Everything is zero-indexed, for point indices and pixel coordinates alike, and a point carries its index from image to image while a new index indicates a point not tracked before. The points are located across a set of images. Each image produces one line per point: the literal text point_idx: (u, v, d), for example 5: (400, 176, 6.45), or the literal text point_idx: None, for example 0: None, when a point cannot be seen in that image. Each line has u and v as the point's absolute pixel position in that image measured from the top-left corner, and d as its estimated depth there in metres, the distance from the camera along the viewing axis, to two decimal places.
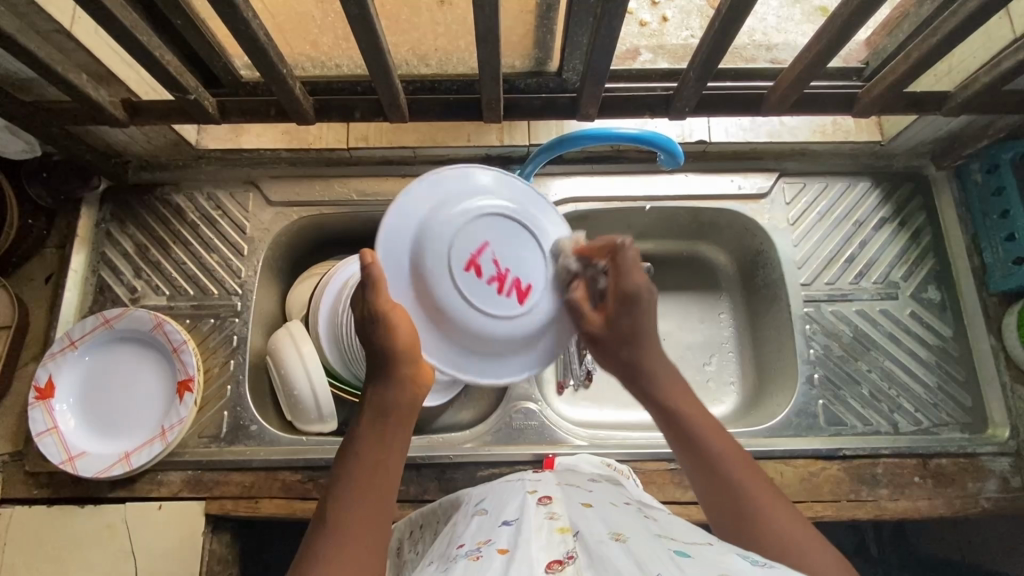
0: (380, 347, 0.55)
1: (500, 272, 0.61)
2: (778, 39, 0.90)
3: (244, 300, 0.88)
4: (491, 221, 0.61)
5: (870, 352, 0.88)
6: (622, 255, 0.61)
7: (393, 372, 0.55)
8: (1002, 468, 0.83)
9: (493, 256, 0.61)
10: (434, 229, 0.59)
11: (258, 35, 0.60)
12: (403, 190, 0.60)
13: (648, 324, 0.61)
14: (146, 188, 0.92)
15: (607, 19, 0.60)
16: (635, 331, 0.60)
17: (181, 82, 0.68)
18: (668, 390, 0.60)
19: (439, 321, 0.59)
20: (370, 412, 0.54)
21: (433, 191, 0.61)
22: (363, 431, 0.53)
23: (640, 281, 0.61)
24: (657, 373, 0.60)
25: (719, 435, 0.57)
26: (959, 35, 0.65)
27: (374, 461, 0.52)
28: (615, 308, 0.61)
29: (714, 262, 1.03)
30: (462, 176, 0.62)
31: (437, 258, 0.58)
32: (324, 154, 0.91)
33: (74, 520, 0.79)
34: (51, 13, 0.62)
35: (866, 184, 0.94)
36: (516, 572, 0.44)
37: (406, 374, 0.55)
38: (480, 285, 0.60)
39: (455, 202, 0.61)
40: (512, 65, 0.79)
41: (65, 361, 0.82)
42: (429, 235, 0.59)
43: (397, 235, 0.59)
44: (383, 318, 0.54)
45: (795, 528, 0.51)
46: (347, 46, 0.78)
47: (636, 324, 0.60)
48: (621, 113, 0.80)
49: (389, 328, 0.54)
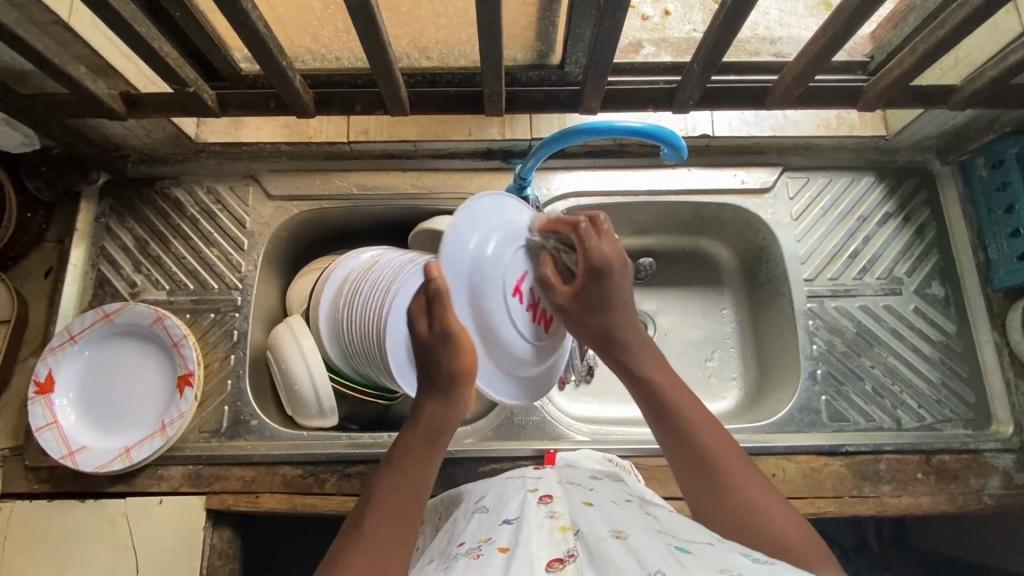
0: (447, 365, 0.61)
1: (535, 302, 0.70)
2: (781, 33, 0.89)
3: (245, 294, 0.88)
4: (531, 253, 0.70)
5: (873, 347, 0.88)
6: (582, 230, 0.66)
7: (449, 393, 0.61)
8: (1005, 464, 0.82)
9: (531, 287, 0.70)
10: (485, 260, 0.66)
11: (257, 27, 0.59)
12: (452, 217, 0.65)
13: (619, 295, 0.66)
14: (145, 182, 0.91)
15: (611, 11, 0.59)
16: (603, 300, 0.65)
17: (181, 75, 0.67)
18: (644, 365, 0.65)
19: (490, 341, 0.67)
20: (422, 432, 0.60)
21: (475, 220, 0.67)
22: (410, 447, 0.59)
23: (609, 256, 0.65)
24: (631, 347, 0.66)
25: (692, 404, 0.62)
26: (968, 27, 0.64)
27: (411, 479, 0.57)
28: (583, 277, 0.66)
29: (717, 257, 1.02)
30: (495, 204, 0.69)
31: (494, 284, 0.66)
32: (324, 148, 0.91)
33: (74, 514, 0.78)
34: (49, 5, 0.61)
35: (870, 179, 0.93)
36: (517, 571, 0.44)
37: (464, 397, 0.62)
38: (522, 313, 0.68)
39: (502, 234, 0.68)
40: (513, 57, 0.79)
41: (66, 355, 0.82)
42: (479, 265, 0.66)
43: (454, 255, 0.65)
44: (451, 334, 0.61)
45: (759, 494, 0.55)
46: (347, 39, 0.77)
47: (604, 296, 0.65)
48: (623, 106, 0.79)
49: (453, 345, 0.61)
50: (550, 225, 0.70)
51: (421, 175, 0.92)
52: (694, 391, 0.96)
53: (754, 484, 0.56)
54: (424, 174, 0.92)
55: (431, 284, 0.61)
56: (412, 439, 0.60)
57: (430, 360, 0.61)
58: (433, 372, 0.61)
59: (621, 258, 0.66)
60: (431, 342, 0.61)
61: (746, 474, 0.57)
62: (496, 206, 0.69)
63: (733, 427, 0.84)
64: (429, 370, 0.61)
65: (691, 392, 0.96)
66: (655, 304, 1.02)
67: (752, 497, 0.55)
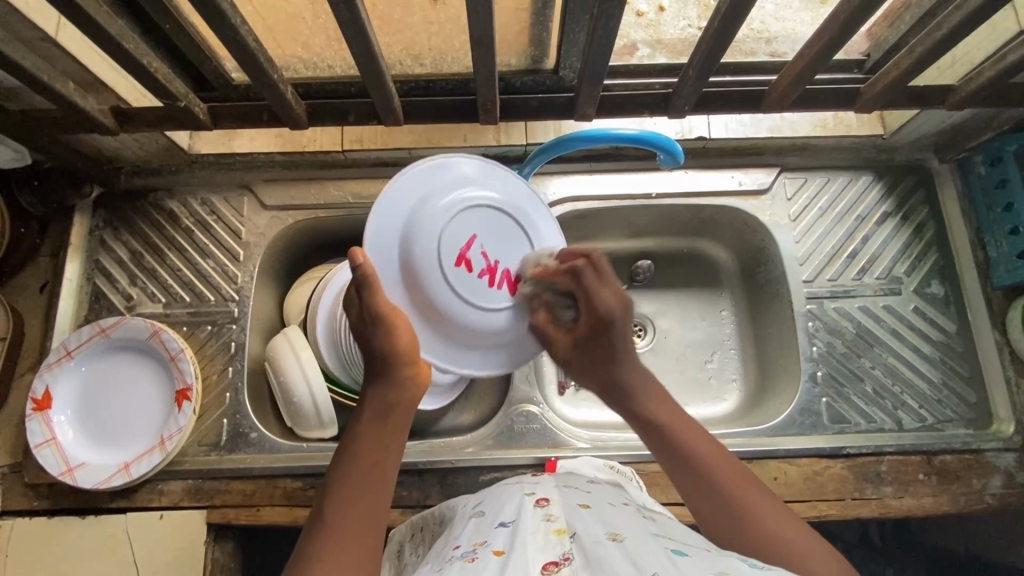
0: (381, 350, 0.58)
1: (488, 265, 0.65)
2: (776, 29, 0.88)
3: (241, 306, 0.87)
4: (472, 212, 0.65)
5: (873, 348, 0.88)
6: (586, 279, 0.65)
7: (389, 372, 0.58)
8: (1007, 463, 0.82)
9: (481, 249, 0.65)
10: (422, 226, 0.62)
11: (247, 41, 0.59)
12: (377, 198, 0.62)
13: (619, 343, 0.66)
14: (139, 194, 0.90)
15: (604, 19, 0.59)
16: (610, 354, 0.66)
17: (170, 89, 0.66)
18: (650, 402, 0.63)
19: (427, 310, 0.63)
20: (374, 414, 0.57)
21: (411, 190, 0.64)
22: (367, 430, 0.56)
23: (613, 304, 0.66)
24: (636, 387, 0.64)
25: (701, 436, 0.60)
26: (965, 29, 0.63)
27: (373, 457, 0.55)
28: (585, 326, 0.67)
29: (716, 259, 1.01)
30: (453, 167, 0.66)
31: (429, 251, 0.62)
32: (319, 157, 0.90)
33: (74, 531, 0.78)
34: (35, 22, 0.60)
35: (868, 178, 0.93)
36: (512, 574, 0.44)
37: (409, 377, 0.59)
38: (470, 278, 0.64)
39: (443, 196, 0.64)
40: (507, 62, 0.78)
41: (61, 371, 0.82)
42: (417, 238, 0.62)
43: (382, 232, 0.62)
44: (380, 320, 0.58)
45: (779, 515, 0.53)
46: (339, 47, 0.76)
47: (608, 346, 0.66)
48: (618, 112, 0.79)
49: (384, 330, 0.58)
50: (546, 274, 0.66)
51: None
52: (694, 393, 0.96)
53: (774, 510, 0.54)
54: None
55: (358, 273, 0.56)
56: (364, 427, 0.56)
57: (365, 347, 0.59)
58: (370, 356, 0.59)
59: (622, 301, 0.66)
60: (366, 329, 0.59)
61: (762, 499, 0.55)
62: (457, 168, 0.66)
63: (734, 431, 0.84)
64: (366, 355, 0.59)
65: (691, 394, 0.95)
66: (654, 307, 1.01)
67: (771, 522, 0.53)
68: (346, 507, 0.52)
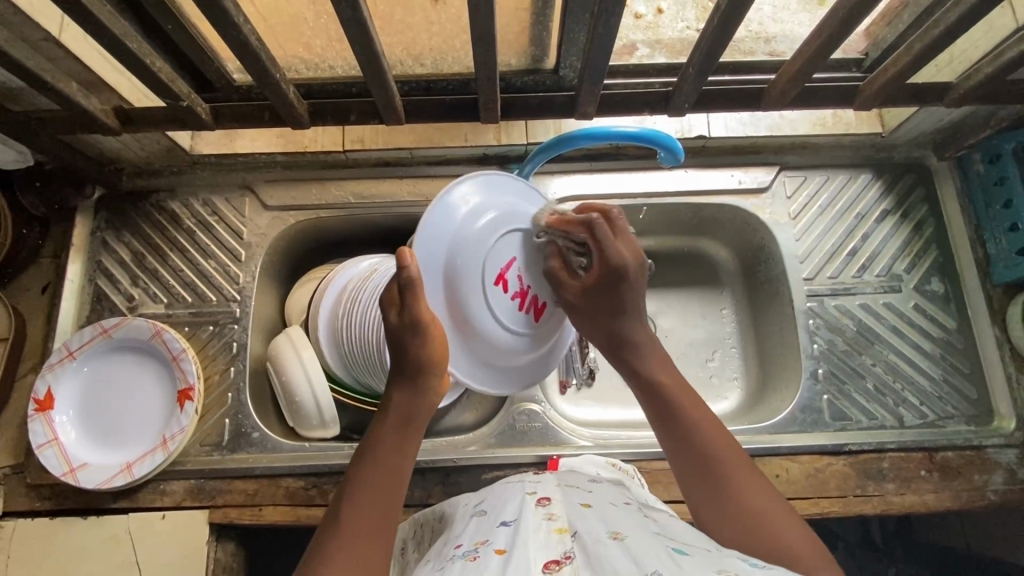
0: (415, 356, 0.59)
1: (522, 290, 0.66)
2: (774, 30, 0.88)
3: (243, 306, 0.87)
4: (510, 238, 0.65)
5: (873, 345, 0.88)
6: (599, 229, 0.63)
7: (417, 381, 0.60)
8: (1008, 460, 0.82)
9: (517, 273, 0.65)
10: (467, 241, 0.63)
11: (250, 40, 0.59)
12: (429, 206, 0.62)
13: (630, 300, 0.65)
14: (141, 194, 0.91)
15: (604, 17, 0.59)
16: (617, 305, 0.65)
17: (173, 89, 0.67)
18: (653, 367, 0.64)
19: (461, 326, 0.64)
20: (393, 421, 0.59)
21: (459, 206, 0.64)
22: (384, 436, 0.58)
23: (626, 255, 0.64)
24: (643, 351, 0.65)
25: (698, 410, 0.61)
26: (962, 26, 0.63)
27: (388, 463, 0.57)
28: (595, 278, 0.64)
29: (716, 258, 1.02)
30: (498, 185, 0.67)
31: (470, 270, 0.63)
32: (320, 157, 0.90)
33: (76, 531, 0.78)
34: (39, 22, 0.61)
35: (867, 176, 0.93)
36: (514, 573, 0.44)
37: (435, 387, 0.60)
38: (505, 300, 0.65)
39: (480, 213, 0.64)
40: (507, 62, 0.78)
41: (63, 371, 0.82)
42: (460, 253, 0.62)
43: (430, 240, 0.62)
44: (422, 327, 0.58)
45: (762, 496, 0.55)
46: (341, 48, 0.77)
47: (617, 300, 0.64)
48: (618, 110, 0.79)
49: (422, 335, 0.58)
50: (557, 223, 0.65)
51: (417, 182, 0.92)
52: (695, 392, 0.96)
53: (758, 490, 0.55)
54: (420, 181, 0.92)
55: (403, 274, 0.56)
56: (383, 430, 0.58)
57: (398, 350, 0.59)
58: (403, 361, 0.59)
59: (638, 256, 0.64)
60: (400, 333, 0.58)
61: (748, 478, 0.56)
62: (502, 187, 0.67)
63: (736, 428, 0.84)
64: (399, 359, 0.59)
65: None
66: (655, 306, 1.01)
67: (752, 500, 0.55)
68: (360, 507, 0.54)
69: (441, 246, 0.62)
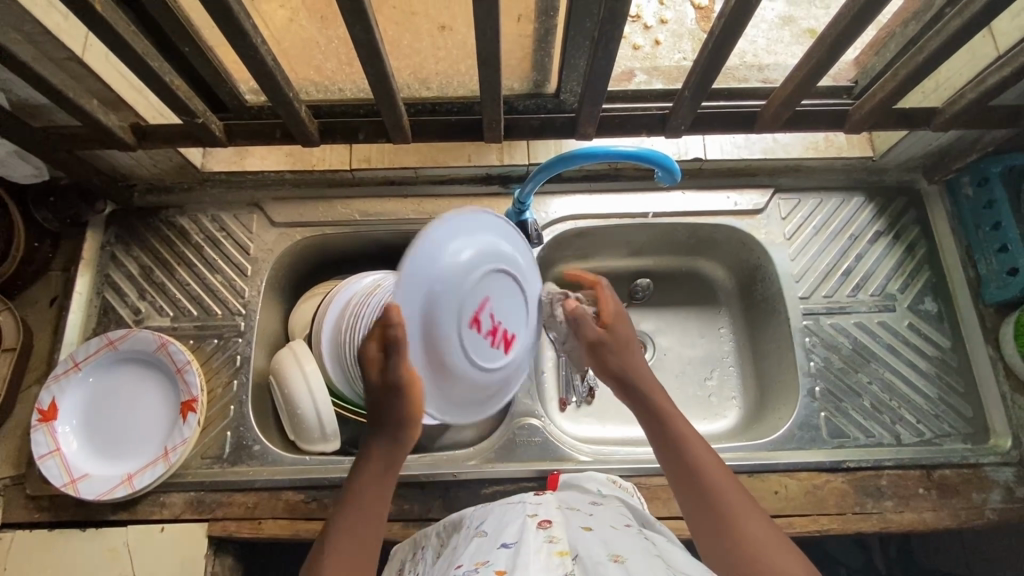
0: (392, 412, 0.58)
1: (494, 327, 0.64)
2: (768, 61, 0.93)
3: (248, 320, 0.89)
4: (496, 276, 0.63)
5: (870, 363, 0.89)
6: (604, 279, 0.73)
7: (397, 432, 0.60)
8: (1005, 478, 0.83)
9: (491, 311, 0.63)
10: (461, 266, 0.59)
11: (266, 60, 0.62)
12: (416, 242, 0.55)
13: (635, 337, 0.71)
14: (152, 210, 0.93)
15: (604, 42, 0.62)
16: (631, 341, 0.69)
17: (190, 106, 0.69)
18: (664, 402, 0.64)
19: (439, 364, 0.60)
20: (375, 466, 0.60)
21: (443, 245, 0.58)
22: (367, 467, 0.60)
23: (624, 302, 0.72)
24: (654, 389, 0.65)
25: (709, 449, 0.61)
26: (943, 54, 0.67)
27: (367, 494, 0.59)
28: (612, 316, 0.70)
29: (713, 277, 1.04)
30: (484, 223, 0.63)
31: (450, 311, 0.59)
32: (327, 176, 0.93)
33: (75, 542, 0.78)
34: (64, 41, 0.64)
35: (859, 199, 0.95)
36: None
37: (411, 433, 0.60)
38: (479, 339, 0.62)
39: (456, 255, 0.59)
40: (511, 87, 0.82)
41: (69, 382, 0.82)
42: (439, 292, 0.58)
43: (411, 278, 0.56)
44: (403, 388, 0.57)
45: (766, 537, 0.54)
46: (350, 71, 0.80)
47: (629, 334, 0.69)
48: (617, 132, 0.82)
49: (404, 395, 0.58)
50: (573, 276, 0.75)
51: (422, 201, 0.94)
52: (694, 411, 0.97)
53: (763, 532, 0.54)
54: (425, 200, 0.94)
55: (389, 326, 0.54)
56: (364, 482, 0.59)
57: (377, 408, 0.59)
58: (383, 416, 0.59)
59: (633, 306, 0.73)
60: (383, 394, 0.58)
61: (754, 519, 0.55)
62: (489, 225, 0.64)
63: (735, 445, 0.85)
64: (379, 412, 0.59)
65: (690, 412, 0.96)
66: (654, 324, 1.03)
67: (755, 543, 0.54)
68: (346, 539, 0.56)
69: (420, 287, 0.57)
